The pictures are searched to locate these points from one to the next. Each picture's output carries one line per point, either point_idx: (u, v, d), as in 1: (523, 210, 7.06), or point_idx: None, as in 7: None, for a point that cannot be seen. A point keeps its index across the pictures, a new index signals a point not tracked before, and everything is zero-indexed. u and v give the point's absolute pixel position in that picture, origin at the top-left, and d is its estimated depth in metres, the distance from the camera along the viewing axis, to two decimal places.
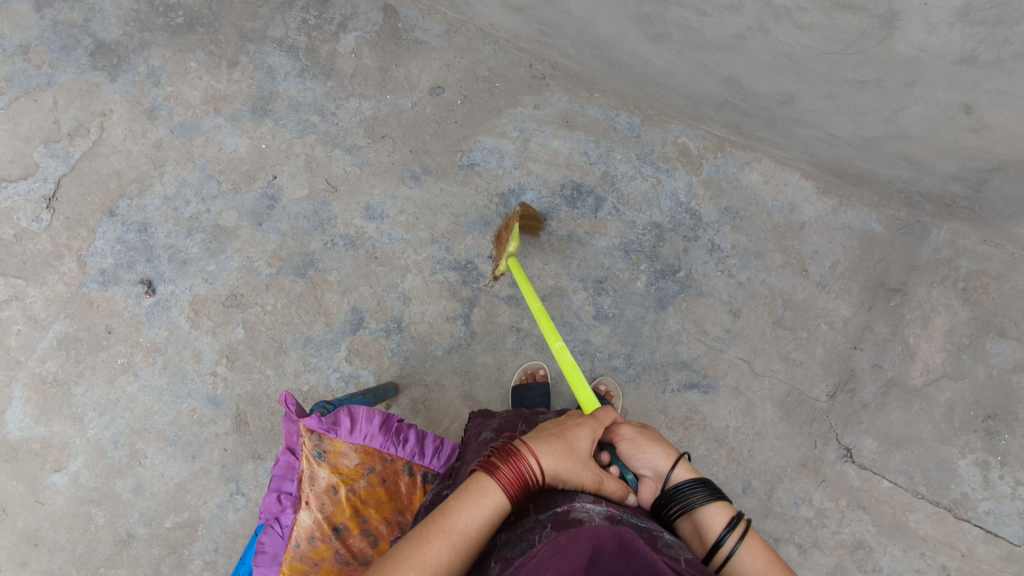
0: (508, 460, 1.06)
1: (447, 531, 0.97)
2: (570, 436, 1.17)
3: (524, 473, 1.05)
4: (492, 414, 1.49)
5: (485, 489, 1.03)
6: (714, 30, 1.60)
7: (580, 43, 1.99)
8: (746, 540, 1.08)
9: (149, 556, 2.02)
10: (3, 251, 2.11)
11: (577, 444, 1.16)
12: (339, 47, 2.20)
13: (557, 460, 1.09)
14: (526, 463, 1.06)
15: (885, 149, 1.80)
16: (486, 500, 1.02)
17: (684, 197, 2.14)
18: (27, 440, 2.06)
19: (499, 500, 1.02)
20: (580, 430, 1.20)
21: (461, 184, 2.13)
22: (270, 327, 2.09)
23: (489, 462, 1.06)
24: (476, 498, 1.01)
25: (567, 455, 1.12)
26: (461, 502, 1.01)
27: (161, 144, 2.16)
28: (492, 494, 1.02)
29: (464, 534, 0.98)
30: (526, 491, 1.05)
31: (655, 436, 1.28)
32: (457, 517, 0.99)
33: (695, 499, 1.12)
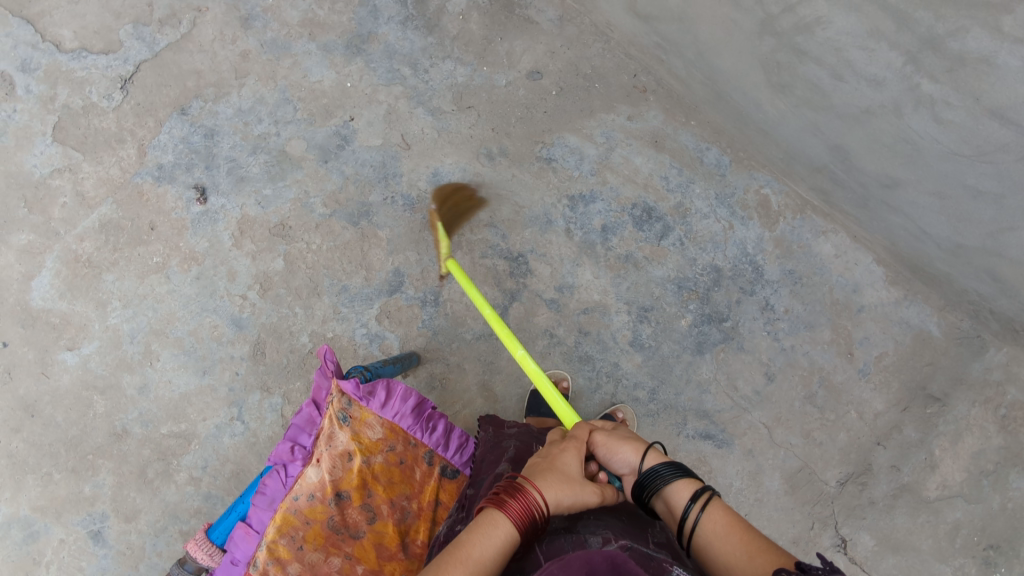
0: (514, 496, 1.03)
1: (463, 560, 0.93)
2: (560, 461, 1.14)
3: (532, 506, 1.02)
4: (505, 425, 1.46)
5: (495, 521, 0.99)
6: (844, 98, 1.52)
7: (694, 68, 1.90)
8: (709, 508, 1.07)
9: (138, 456, 2.02)
10: (67, 120, 2.08)
11: (568, 467, 1.14)
12: (449, 4, 2.13)
13: (558, 490, 1.06)
14: (531, 497, 1.03)
15: (975, 261, 1.73)
16: (498, 533, 0.98)
17: (752, 248, 2.08)
18: (47, 311, 2.04)
19: (510, 532, 0.99)
20: (566, 453, 1.17)
21: (535, 176, 2.08)
22: (311, 266, 2.06)
23: (496, 499, 1.03)
24: (488, 531, 0.98)
25: (567, 485, 1.09)
26: (473, 535, 0.97)
27: (248, 55, 2.11)
28: (504, 526, 0.99)
29: (480, 564, 0.94)
30: (534, 526, 1.02)
31: (629, 434, 1.25)
32: (473, 547, 0.95)
33: (659, 479, 1.12)
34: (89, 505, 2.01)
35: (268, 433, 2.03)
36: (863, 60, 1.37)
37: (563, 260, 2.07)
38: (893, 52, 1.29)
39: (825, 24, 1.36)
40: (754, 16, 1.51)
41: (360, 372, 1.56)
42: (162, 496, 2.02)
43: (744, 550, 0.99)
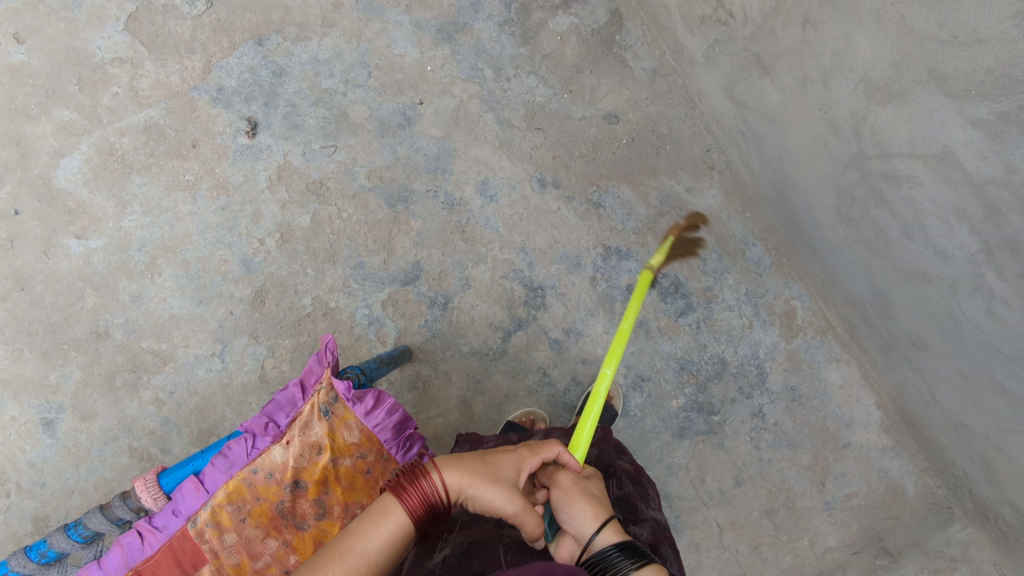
0: (412, 482, 0.94)
1: (342, 554, 0.88)
2: (493, 461, 1.02)
3: (428, 496, 0.93)
4: (483, 441, 1.55)
5: (387, 509, 0.93)
6: (906, 254, 1.50)
7: (768, 166, 1.87)
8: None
9: (111, 361, 2.01)
10: (145, 13, 2.04)
11: (500, 470, 1.01)
12: (551, 21, 2.08)
13: (462, 481, 0.97)
14: (430, 484, 0.94)
15: (973, 446, 1.72)
16: (386, 521, 0.92)
17: (763, 353, 2.06)
18: (67, 194, 2.02)
19: (401, 521, 0.91)
20: (501, 462, 1.02)
21: (579, 216, 2.06)
22: (336, 232, 2.04)
23: (393, 483, 0.95)
24: (377, 518, 0.92)
25: (477, 477, 0.98)
26: (362, 522, 0.92)
27: (340, 7, 2.06)
28: (392, 516, 0.92)
29: (363, 556, 0.88)
30: (430, 517, 0.94)
31: (591, 487, 1.07)
32: (356, 538, 0.90)
33: (610, 570, 0.94)
34: (50, 393, 2.01)
35: (243, 379, 2.02)
36: (939, 231, 1.35)
37: (579, 306, 2.05)
38: (972, 236, 1.27)
39: (914, 184, 1.33)
40: (846, 147, 1.47)
41: (356, 372, 1.54)
42: (122, 407, 2.01)
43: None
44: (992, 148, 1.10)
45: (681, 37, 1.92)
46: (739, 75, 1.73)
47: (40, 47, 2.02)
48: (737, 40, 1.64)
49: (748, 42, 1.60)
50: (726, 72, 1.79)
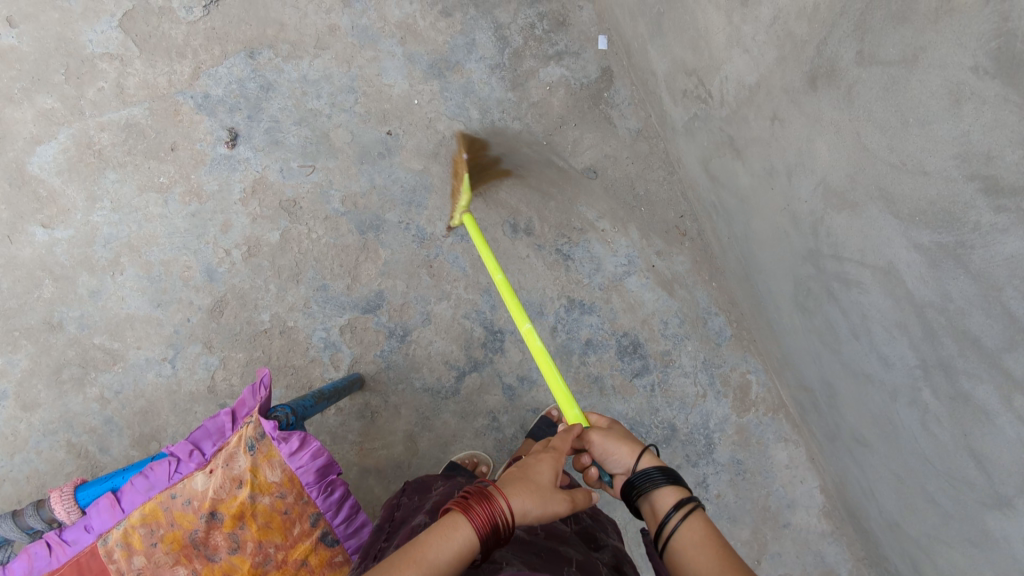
0: (479, 499, 0.89)
1: (416, 561, 0.81)
2: (531, 471, 1.00)
3: (497, 513, 0.88)
4: (433, 488, 1.40)
5: (456, 522, 0.87)
6: (853, 353, 1.49)
7: (735, 242, 1.88)
8: (689, 518, 0.98)
9: (60, 353, 2.00)
10: (140, 12, 2.06)
11: (540, 477, 1.00)
12: (542, 71, 2.10)
13: (524, 498, 0.93)
14: (497, 504, 0.89)
15: (904, 546, 1.64)
16: (456, 534, 0.85)
17: (713, 423, 2.04)
18: (39, 181, 2.02)
19: (470, 536, 0.85)
20: (538, 463, 1.04)
21: (546, 265, 2.06)
22: (303, 252, 2.04)
23: (460, 500, 0.90)
24: (445, 531, 0.85)
25: (534, 493, 0.96)
26: (431, 534, 0.85)
27: (335, 30, 2.10)
28: (462, 528, 0.86)
29: (434, 568, 0.82)
30: (498, 537, 0.88)
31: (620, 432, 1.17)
32: (427, 549, 0.83)
33: (648, 482, 1.04)
34: None
35: (190, 388, 2.00)
36: (883, 339, 1.34)
37: None
38: (911, 351, 1.26)
39: (862, 290, 1.34)
40: (805, 241, 1.48)
41: (285, 412, 1.43)
42: (65, 401, 1.99)
43: (716, 567, 0.89)
44: (932, 273, 1.10)
45: (665, 104, 1.93)
46: (714, 151, 1.75)
47: (32, 33, 2.04)
48: (715, 120, 1.66)
49: (723, 123, 1.62)
50: (703, 145, 1.80)
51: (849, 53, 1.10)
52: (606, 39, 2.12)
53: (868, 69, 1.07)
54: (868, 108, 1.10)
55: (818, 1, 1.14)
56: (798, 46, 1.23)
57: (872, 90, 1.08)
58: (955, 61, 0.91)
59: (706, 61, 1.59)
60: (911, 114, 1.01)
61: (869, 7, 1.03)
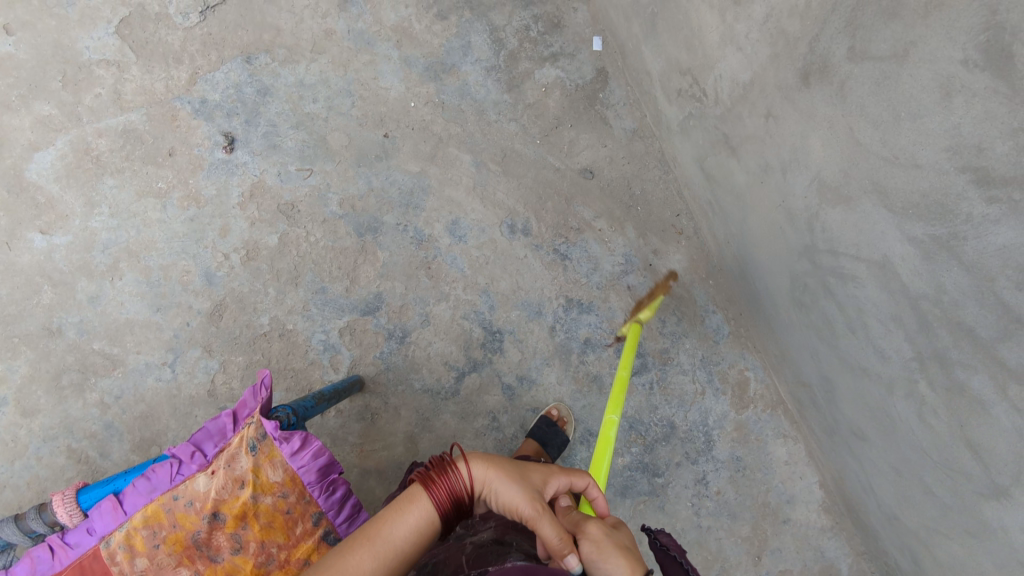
0: (439, 472, 0.98)
1: (372, 537, 0.93)
2: (519, 465, 1.01)
3: (453, 486, 0.96)
4: None
5: (415, 494, 0.96)
6: (849, 347, 1.50)
7: (732, 240, 1.89)
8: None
9: (60, 359, 2.00)
10: (137, 19, 2.08)
11: (525, 473, 1.00)
12: (538, 72, 2.12)
13: (490, 471, 0.99)
14: (455, 474, 0.97)
15: (903, 539, 1.65)
16: (412, 507, 0.95)
17: (712, 420, 2.05)
18: (37, 188, 2.03)
19: (425, 507, 0.95)
20: (530, 467, 1.02)
21: (544, 265, 2.07)
22: (302, 255, 2.05)
23: (423, 472, 0.99)
24: (405, 503, 0.96)
25: (505, 469, 0.99)
26: (389, 509, 0.96)
27: (331, 34, 2.11)
28: (418, 502, 0.95)
29: (386, 541, 0.93)
30: (457, 507, 0.97)
31: (626, 540, 0.90)
32: (386, 521, 0.94)
33: None
34: None
35: (190, 392, 2.00)
36: (879, 332, 1.35)
37: (535, 354, 2.05)
38: (907, 344, 1.28)
39: (857, 284, 1.35)
40: (800, 237, 1.49)
41: (286, 413, 1.45)
42: (65, 407, 1.99)
43: None
44: (926, 266, 1.12)
45: (660, 104, 1.95)
46: (709, 149, 1.76)
47: (29, 41, 2.05)
48: (709, 118, 1.67)
49: (718, 121, 1.63)
50: (698, 144, 1.81)
51: (841, 50, 1.12)
52: (601, 40, 2.13)
53: (860, 64, 1.08)
54: (860, 103, 1.11)
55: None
56: (791, 44, 1.24)
57: (865, 85, 1.09)
58: (945, 56, 0.92)
59: (700, 60, 1.60)
60: (903, 109, 1.03)
61: (860, 3, 1.04)
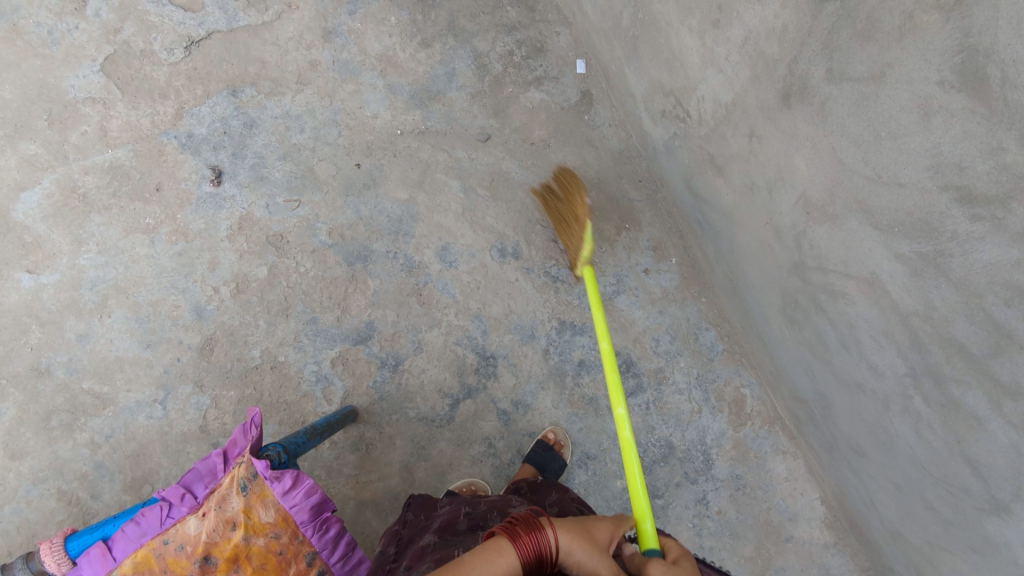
0: (526, 529, 0.95)
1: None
2: (592, 527, 1.02)
3: (542, 545, 0.93)
4: (437, 506, 1.45)
5: (502, 547, 0.93)
6: (843, 363, 1.49)
7: (722, 257, 1.89)
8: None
9: (49, 400, 1.97)
10: (122, 56, 2.08)
11: (598, 534, 1.01)
12: (523, 96, 2.13)
13: (574, 537, 0.96)
14: (544, 535, 0.94)
15: (908, 556, 1.62)
16: (501, 558, 0.91)
17: (710, 439, 2.03)
18: (24, 228, 2.02)
19: (514, 561, 0.91)
20: (598, 521, 1.05)
21: (536, 288, 2.07)
22: (292, 285, 2.04)
23: (507, 527, 0.97)
24: (491, 554, 0.92)
25: (585, 538, 0.98)
26: (476, 556, 0.91)
27: (316, 65, 2.12)
28: (507, 553, 0.91)
29: None
30: (540, 566, 0.93)
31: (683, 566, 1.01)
32: (471, 568, 0.89)
33: None
34: None
35: (182, 429, 1.98)
36: (872, 348, 1.34)
37: (530, 378, 2.04)
38: (900, 360, 1.27)
39: (848, 301, 1.35)
40: (789, 255, 1.49)
41: (278, 448, 1.39)
42: (55, 448, 1.96)
43: None
44: (914, 283, 1.11)
45: (645, 125, 1.96)
46: (696, 169, 1.76)
47: (14, 81, 2.05)
48: (694, 138, 1.68)
49: (703, 141, 1.64)
50: (684, 163, 1.82)
51: (819, 71, 1.12)
52: (584, 63, 2.15)
53: (838, 85, 1.09)
54: (841, 123, 1.12)
55: (786, 22, 1.15)
56: (769, 65, 1.24)
57: (844, 106, 1.10)
58: (922, 77, 0.93)
59: (682, 82, 1.61)
60: (883, 129, 1.03)
61: (835, 25, 1.05)
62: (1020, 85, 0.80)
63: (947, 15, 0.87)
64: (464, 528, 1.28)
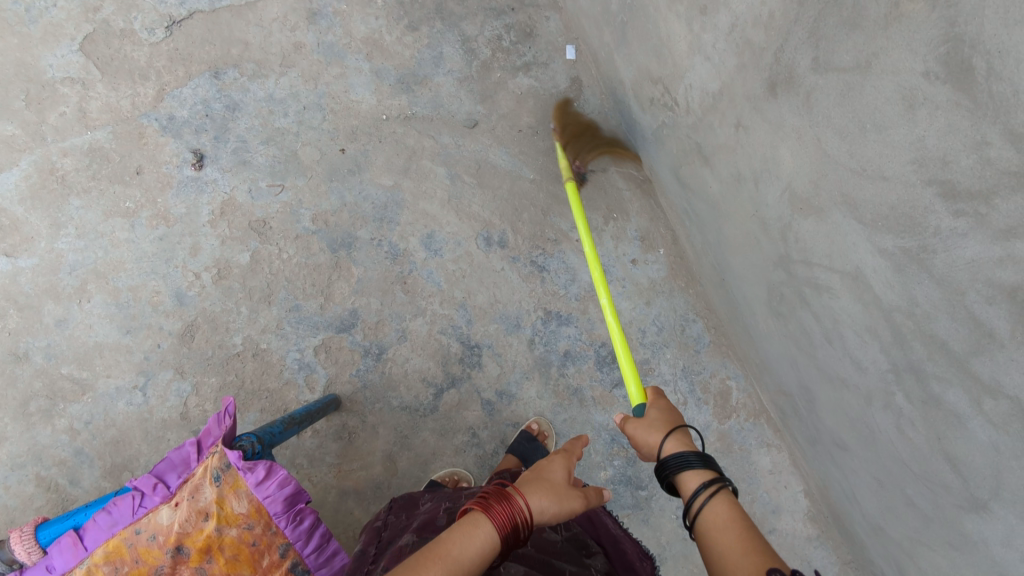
0: (498, 499, 0.95)
1: (441, 556, 0.85)
2: (545, 470, 1.06)
3: (516, 512, 0.93)
4: (420, 504, 1.41)
5: (476, 520, 0.92)
6: (827, 357, 1.48)
7: (709, 249, 1.87)
8: (717, 497, 0.96)
9: (28, 385, 1.95)
10: (101, 35, 2.04)
11: (554, 475, 1.06)
12: (511, 82, 2.10)
13: (538, 494, 0.99)
14: (516, 502, 0.94)
15: (889, 551, 1.62)
16: (478, 532, 0.90)
17: (695, 431, 2.02)
18: (1, 210, 1.99)
19: (490, 533, 0.90)
20: (550, 464, 1.09)
21: (522, 277, 2.05)
22: (274, 272, 2.01)
23: (479, 500, 0.95)
24: (467, 530, 0.90)
25: (547, 489, 1.01)
26: (453, 533, 0.90)
27: (301, 48, 2.08)
28: (483, 525, 0.91)
29: (460, 565, 0.86)
30: (517, 534, 0.93)
31: (663, 414, 1.16)
32: (450, 545, 0.87)
33: (679, 464, 1.01)
34: None
35: (163, 416, 1.95)
36: (855, 343, 1.33)
37: (514, 368, 2.02)
38: (882, 356, 1.25)
39: (832, 295, 1.33)
40: (775, 247, 1.47)
41: (252, 439, 1.34)
42: (34, 434, 1.94)
43: (740, 546, 0.89)
44: (897, 278, 1.10)
45: (634, 113, 1.93)
46: (684, 158, 1.74)
47: None
48: (682, 127, 1.65)
49: (691, 130, 1.61)
50: (672, 153, 1.80)
51: (805, 60, 1.09)
52: (574, 49, 2.11)
53: (824, 75, 1.06)
54: (827, 114, 1.09)
55: (773, 9, 1.13)
56: (756, 54, 1.21)
57: (830, 96, 1.07)
58: (907, 67, 0.90)
59: (670, 69, 1.57)
60: (868, 120, 1.00)
61: (822, 13, 1.02)
62: (1004, 77, 0.78)
63: (934, 4, 0.84)
64: (443, 524, 1.27)
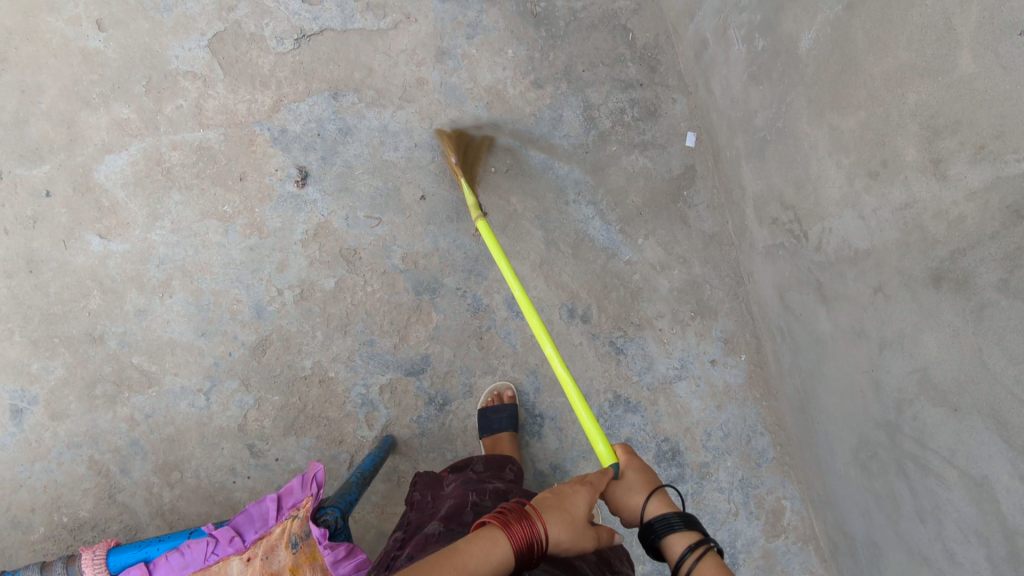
0: (517, 517, 0.91)
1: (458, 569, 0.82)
2: (569, 501, 1.02)
3: (533, 533, 0.90)
4: (443, 487, 1.48)
5: (495, 536, 0.88)
6: (912, 530, 1.44)
7: (797, 374, 1.83)
8: (704, 560, 0.94)
9: (98, 368, 1.97)
10: (231, 36, 2.03)
11: (576, 507, 1.01)
12: (625, 158, 2.06)
13: (557, 522, 0.95)
14: (536, 526, 0.91)
15: None
16: (496, 548, 0.87)
17: (740, 543, 2.00)
18: (103, 190, 1.99)
19: (508, 550, 0.87)
20: (574, 494, 1.04)
21: (597, 355, 2.02)
22: (356, 303, 2.00)
23: (498, 514, 0.92)
24: (486, 543, 0.87)
25: (564, 518, 0.98)
26: (469, 543, 0.87)
27: (423, 84, 2.05)
28: (502, 543, 0.87)
29: None
30: (530, 557, 0.90)
31: (640, 477, 1.13)
32: (468, 556, 0.84)
33: (667, 528, 0.99)
34: (28, 382, 1.96)
35: (221, 424, 1.97)
36: (955, 536, 1.29)
37: (574, 445, 2.00)
38: (986, 563, 1.21)
39: (941, 483, 1.29)
40: (882, 410, 1.43)
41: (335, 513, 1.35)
42: (95, 417, 1.96)
43: None
44: None
45: (748, 219, 1.88)
46: (795, 285, 1.69)
47: (119, 39, 2.00)
48: (804, 258, 1.61)
49: (815, 266, 1.56)
50: (782, 273, 1.75)
51: (990, 275, 1.05)
52: (695, 136, 2.07)
53: (1009, 299, 1.02)
54: (999, 333, 1.05)
55: (966, 212, 1.07)
56: (927, 241, 1.16)
57: (1009, 320, 1.03)
58: None
59: (808, 204, 1.52)
60: None
61: None
62: None
63: None
64: (470, 520, 1.25)
